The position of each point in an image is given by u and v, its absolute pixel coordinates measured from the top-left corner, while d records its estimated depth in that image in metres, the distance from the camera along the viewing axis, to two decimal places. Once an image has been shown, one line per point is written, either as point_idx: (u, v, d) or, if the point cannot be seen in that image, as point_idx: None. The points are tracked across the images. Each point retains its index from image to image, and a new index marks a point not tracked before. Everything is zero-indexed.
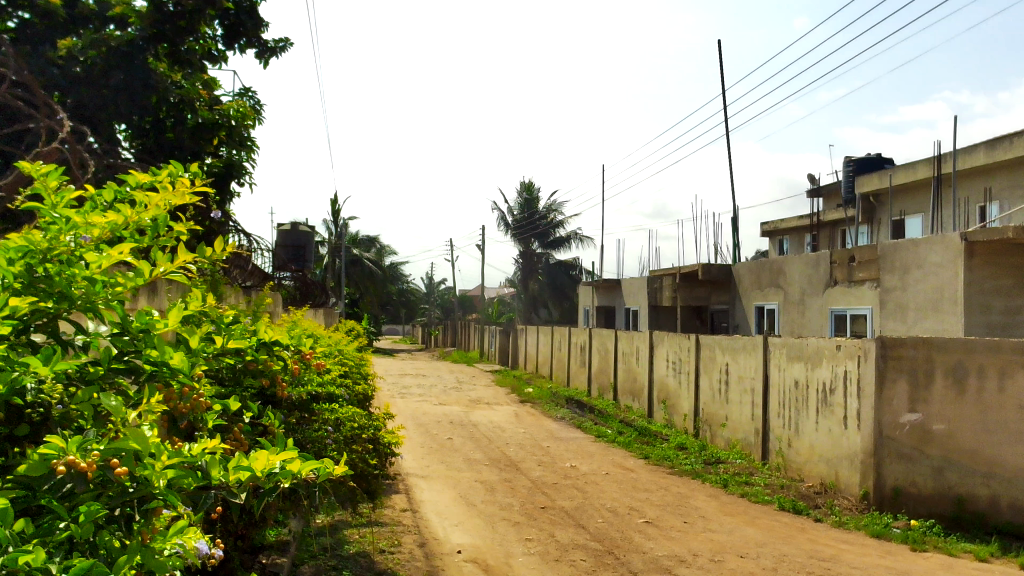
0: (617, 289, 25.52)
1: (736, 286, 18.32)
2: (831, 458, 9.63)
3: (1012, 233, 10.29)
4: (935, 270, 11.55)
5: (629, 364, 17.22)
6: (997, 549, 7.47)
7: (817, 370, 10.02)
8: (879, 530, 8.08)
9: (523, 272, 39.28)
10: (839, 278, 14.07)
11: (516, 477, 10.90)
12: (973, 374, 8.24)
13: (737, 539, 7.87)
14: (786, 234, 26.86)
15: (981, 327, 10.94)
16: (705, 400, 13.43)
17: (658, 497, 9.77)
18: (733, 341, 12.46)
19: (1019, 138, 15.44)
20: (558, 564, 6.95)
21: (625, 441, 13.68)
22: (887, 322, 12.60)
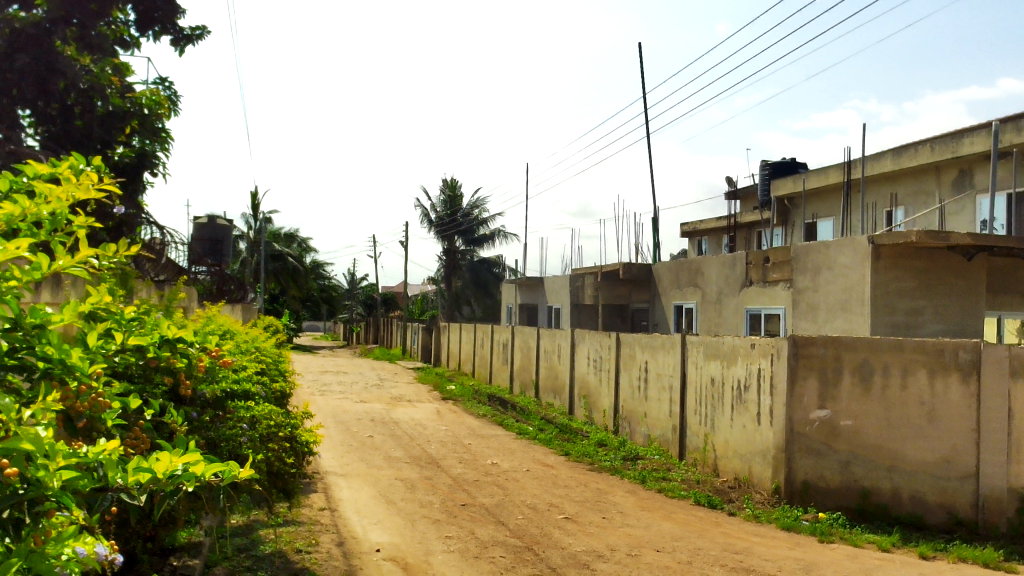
0: (540, 287, 25.71)
1: (656, 285, 18.67)
2: (745, 453, 9.89)
3: (915, 238, 10.75)
4: (843, 271, 11.98)
5: (551, 362, 17.36)
6: (898, 539, 7.85)
7: (732, 368, 10.29)
8: (789, 523, 8.36)
9: (446, 270, 39.10)
10: (755, 278, 14.47)
11: (437, 474, 10.88)
12: (878, 371, 8.59)
13: (653, 534, 8.02)
14: (705, 234, 27.43)
15: (886, 327, 11.42)
16: (625, 397, 13.65)
17: (577, 493, 9.87)
18: (653, 339, 12.69)
19: (922, 146, 16.12)
20: (477, 561, 6.96)
21: (546, 438, 13.76)
22: (799, 322, 13.01)
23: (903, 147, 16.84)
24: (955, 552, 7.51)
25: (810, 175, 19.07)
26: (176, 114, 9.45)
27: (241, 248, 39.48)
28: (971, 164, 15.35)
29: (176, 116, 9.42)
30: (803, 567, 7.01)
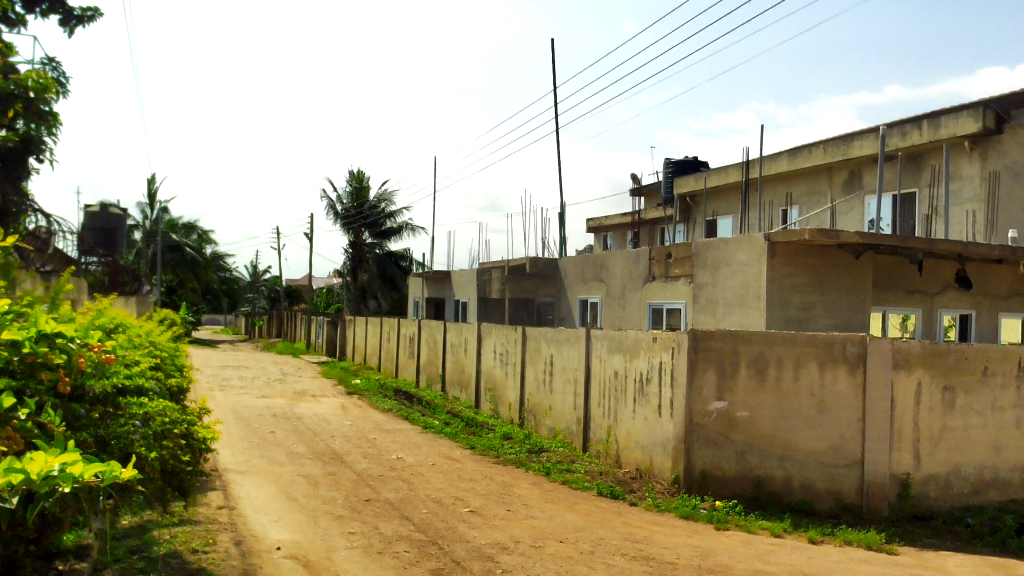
0: (447, 280, 25.64)
1: (562, 280, 18.90)
2: (646, 445, 10.12)
3: (807, 236, 11.17)
4: (741, 268, 12.38)
5: (458, 356, 17.35)
6: (789, 525, 8.19)
7: (635, 361, 10.50)
8: (687, 511, 8.60)
9: (353, 263, 38.60)
10: (657, 274, 14.81)
11: (341, 470, 10.74)
12: (772, 364, 8.92)
13: (557, 525, 8.13)
14: (610, 230, 27.89)
15: (780, 322, 11.86)
16: (530, 390, 13.78)
17: (482, 486, 9.91)
18: (559, 333, 12.85)
19: (815, 148, 16.79)
20: (381, 557, 6.90)
21: (452, 431, 13.75)
22: (699, 316, 13.39)
23: (798, 148, 17.50)
24: (841, 536, 7.90)
25: (711, 174, 19.62)
26: (64, 97, 9.01)
27: (135, 238, 37.98)
28: (860, 166, 16.09)
29: (64, 99, 8.99)
30: (700, 554, 7.23)
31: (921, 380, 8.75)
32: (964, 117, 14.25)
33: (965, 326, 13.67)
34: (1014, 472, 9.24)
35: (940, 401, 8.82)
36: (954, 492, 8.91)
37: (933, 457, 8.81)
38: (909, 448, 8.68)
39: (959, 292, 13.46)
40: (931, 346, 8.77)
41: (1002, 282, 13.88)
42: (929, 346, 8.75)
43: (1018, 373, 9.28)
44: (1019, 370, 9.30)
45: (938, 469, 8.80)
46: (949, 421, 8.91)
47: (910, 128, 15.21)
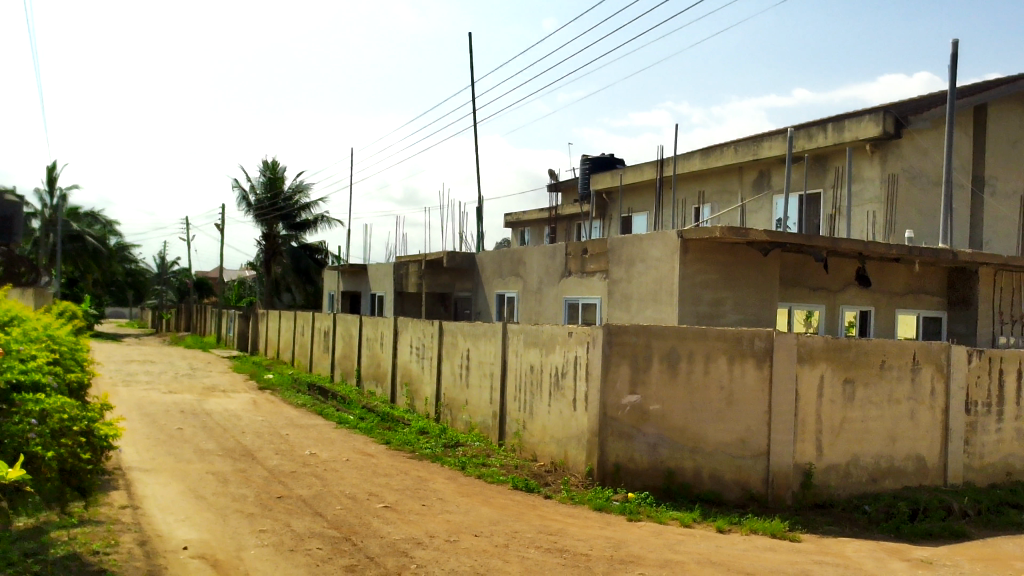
0: (363, 274, 25.35)
1: (479, 275, 18.91)
2: (560, 438, 10.23)
3: (718, 234, 11.43)
4: (655, 264, 12.61)
5: (373, 351, 17.18)
6: (698, 515, 8.41)
7: (550, 355, 10.60)
8: (601, 503, 8.73)
9: (266, 255, 37.77)
10: (573, 269, 14.97)
11: (251, 466, 10.50)
12: (684, 358, 9.12)
13: (472, 519, 8.14)
14: (528, 225, 28.08)
15: (692, 317, 12.14)
16: (446, 385, 13.75)
17: (397, 481, 9.85)
18: (475, 327, 12.87)
19: (726, 149, 17.22)
20: (293, 554, 6.78)
21: (367, 427, 13.60)
22: (614, 311, 13.59)
23: (710, 147, 17.91)
24: (747, 525, 8.16)
25: (626, 171, 19.91)
26: None
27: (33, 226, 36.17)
28: (769, 166, 16.58)
29: None
30: (612, 545, 7.36)
31: (823, 373, 9.11)
32: (865, 121, 14.80)
33: (864, 323, 14.23)
34: (909, 461, 9.70)
35: (841, 394, 9.19)
36: (853, 481, 9.30)
37: (834, 448, 9.18)
38: (812, 439, 9.01)
39: (860, 289, 14.03)
40: (833, 341, 9.13)
41: (898, 280, 14.54)
42: (831, 340, 9.11)
43: (913, 366, 9.74)
44: (913, 364, 9.76)
45: (839, 460, 9.17)
46: (849, 412, 9.28)
47: (815, 130, 15.71)
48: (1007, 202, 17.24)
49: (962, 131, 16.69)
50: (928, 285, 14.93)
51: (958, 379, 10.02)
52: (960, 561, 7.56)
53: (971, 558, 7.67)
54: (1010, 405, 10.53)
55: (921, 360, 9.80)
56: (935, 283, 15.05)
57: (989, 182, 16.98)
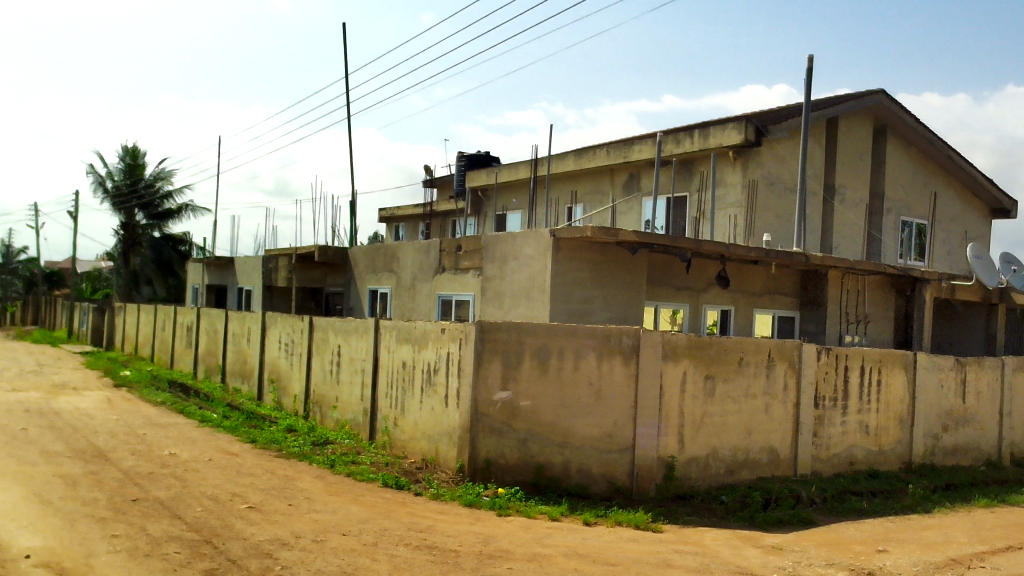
0: (230, 266, 24.48)
1: (351, 269, 18.63)
2: (431, 434, 10.19)
3: (589, 234, 11.68)
4: (528, 262, 12.76)
5: (239, 346, 16.64)
6: (566, 509, 8.58)
7: (423, 352, 10.55)
8: (471, 499, 8.76)
9: (124, 245, 35.92)
10: (447, 265, 14.96)
11: (104, 468, 9.94)
12: (554, 355, 9.28)
13: (340, 518, 8.00)
14: (402, 221, 27.90)
15: (562, 315, 12.36)
16: (316, 381, 13.47)
17: (262, 481, 9.56)
18: (347, 323, 12.66)
19: (599, 150, 17.61)
20: (148, 560, 6.47)
21: (231, 425, 13.14)
22: (487, 308, 13.69)
23: (583, 148, 18.25)
24: (613, 517, 8.39)
25: (502, 169, 20.08)
26: None
27: None
28: (638, 169, 17.07)
29: None
30: (481, 541, 7.40)
31: (686, 369, 9.49)
32: (729, 129, 15.46)
33: (725, 322, 14.87)
34: (763, 453, 10.22)
35: (702, 389, 9.59)
36: (712, 472, 9.72)
37: (694, 441, 9.56)
38: (675, 433, 9.36)
39: (721, 289, 14.67)
40: (695, 338, 9.52)
41: (756, 281, 15.28)
42: (693, 338, 9.50)
43: (768, 362, 10.28)
44: (768, 361, 10.30)
45: (699, 452, 9.56)
46: (709, 407, 9.70)
47: (682, 136, 16.29)
48: (853, 210, 18.43)
49: (815, 141, 17.69)
50: (783, 286, 15.77)
51: (808, 375, 10.64)
52: (808, 546, 8.04)
53: (817, 543, 8.17)
54: (854, 399, 11.26)
55: (775, 356, 10.36)
56: (790, 284, 15.92)
57: (838, 191, 18.09)
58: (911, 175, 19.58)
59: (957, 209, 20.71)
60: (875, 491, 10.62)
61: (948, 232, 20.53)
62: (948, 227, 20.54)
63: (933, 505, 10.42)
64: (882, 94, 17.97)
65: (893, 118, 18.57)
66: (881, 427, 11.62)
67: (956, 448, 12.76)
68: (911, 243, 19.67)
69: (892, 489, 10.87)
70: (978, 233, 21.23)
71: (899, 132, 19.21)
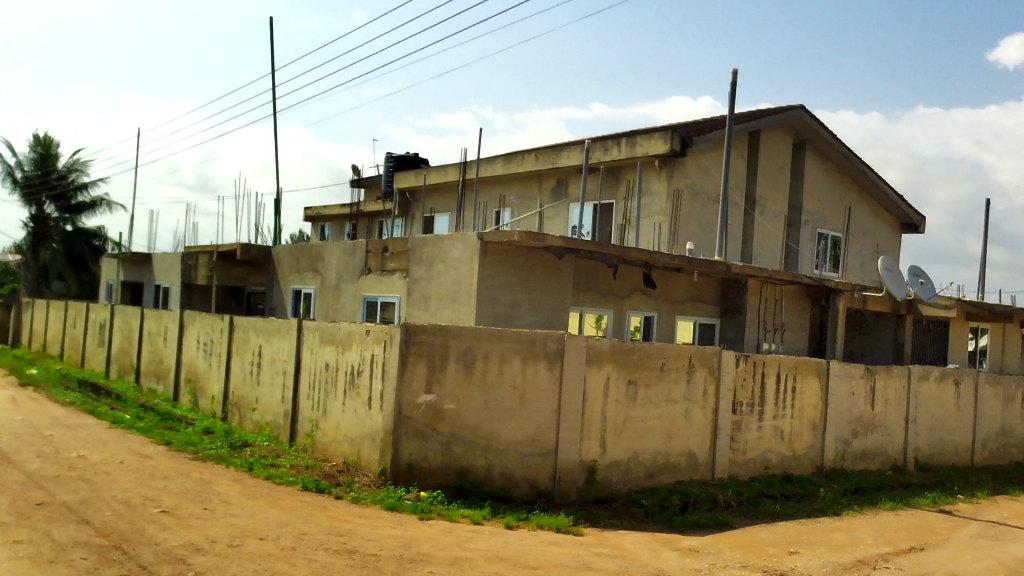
0: (146, 263, 23.73)
1: (274, 269, 18.29)
2: (353, 437, 10.06)
3: (516, 238, 11.73)
4: (455, 264, 12.73)
5: (155, 345, 16.14)
6: (488, 512, 8.58)
7: (347, 354, 10.42)
8: (393, 503, 8.68)
9: (34, 238, 34.44)
10: (373, 267, 14.81)
11: (6, 471, 9.50)
12: (480, 359, 9.26)
13: (257, 522, 7.83)
14: (328, 220, 27.53)
15: (488, 318, 12.36)
16: (235, 383, 13.17)
17: (176, 484, 9.28)
18: (269, 324, 12.41)
19: (528, 155, 17.69)
20: (52, 566, 6.21)
21: (144, 426, 12.72)
22: (413, 310, 13.61)
23: (512, 153, 18.31)
24: (534, 521, 8.43)
25: (431, 171, 20.00)
26: None
27: None
28: (566, 175, 17.22)
29: None
30: (402, 545, 7.34)
31: (609, 374, 9.62)
32: (655, 138, 15.72)
33: (648, 328, 15.11)
34: (682, 457, 10.41)
35: (624, 394, 9.73)
36: (632, 476, 9.86)
37: (616, 445, 9.69)
38: (596, 437, 9.48)
39: (644, 295, 14.90)
40: (618, 344, 9.67)
41: (679, 288, 15.58)
42: (617, 344, 9.65)
43: (688, 369, 10.49)
44: (689, 367, 10.51)
45: (620, 456, 9.69)
46: (631, 412, 9.84)
47: (610, 144, 16.51)
48: (773, 221, 18.97)
49: (738, 154, 18.15)
50: (704, 293, 16.11)
51: (726, 381, 10.89)
52: (723, 548, 8.23)
53: (732, 546, 8.37)
54: (769, 405, 11.57)
55: (696, 363, 10.57)
56: (710, 292, 16.27)
57: (759, 203, 18.60)
58: (827, 189, 20.26)
59: (869, 223, 21.53)
60: (788, 494, 10.94)
61: (861, 245, 21.32)
62: (861, 240, 21.33)
63: (842, 508, 10.79)
64: (802, 110, 18.54)
65: (812, 133, 19.19)
66: (795, 432, 11.97)
67: (865, 453, 13.24)
68: (826, 255, 20.35)
69: (804, 492, 11.22)
70: (889, 247, 22.09)
71: (817, 148, 19.86)
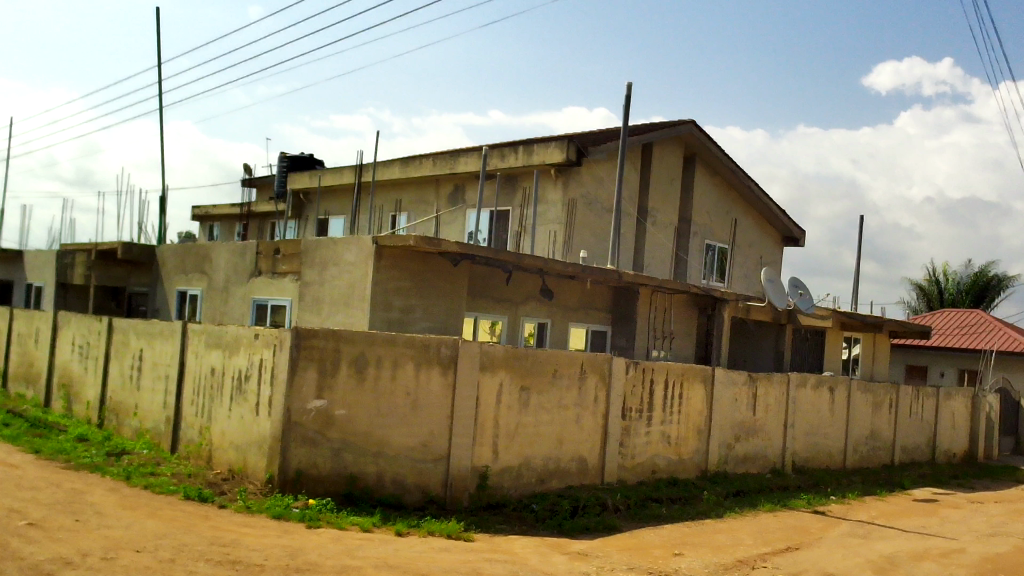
0: (18, 261, 22.38)
1: (158, 269, 17.59)
2: (239, 444, 9.75)
3: (412, 243, 11.66)
4: (349, 268, 12.56)
5: (25, 348, 15.24)
6: (379, 519, 8.48)
7: (234, 358, 10.11)
8: (280, 511, 8.45)
9: None
10: (264, 269, 14.44)
11: None
12: (372, 364, 9.13)
13: (133, 533, 7.50)
14: (217, 220, 26.67)
15: (382, 323, 12.24)
16: (113, 388, 12.58)
17: (46, 495, 8.77)
18: (151, 326, 11.93)
19: (425, 160, 17.63)
20: None
21: (11, 433, 11.98)
22: (304, 314, 13.33)
23: (410, 157, 18.20)
24: (425, 527, 8.38)
25: (326, 173, 19.66)
26: None
27: None
28: (463, 181, 17.24)
29: None
30: (288, 554, 7.16)
31: (502, 380, 9.72)
32: (551, 147, 15.92)
33: (542, 334, 15.26)
34: (573, 462, 10.57)
35: (517, 400, 9.84)
36: (523, 481, 9.94)
37: (507, 451, 9.76)
38: (489, 442, 9.54)
39: (539, 302, 15.05)
40: (511, 351, 9.78)
41: (573, 296, 15.83)
42: (510, 350, 9.76)
43: (580, 375, 10.67)
44: (581, 373, 10.69)
45: (512, 462, 9.78)
46: (523, 418, 9.94)
47: (507, 151, 16.64)
48: (663, 232, 19.51)
49: (631, 165, 18.60)
50: (597, 302, 16.41)
51: (617, 387, 11.12)
52: (611, 552, 8.39)
53: (620, 549, 8.55)
54: (657, 411, 11.88)
55: (587, 370, 10.76)
56: (603, 300, 16.57)
57: (651, 214, 19.09)
58: (715, 203, 20.99)
59: (753, 236, 22.44)
60: (674, 498, 11.24)
61: (745, 257, 22.18)
62: (745, 252, 22.19)
63: (724, 510, 11.19)
64: (693, 125, 19.17)
65: (701, 147, 19.83)
66: (680, 438, 12.31)
67: (746, 457, 13.76)
68: (713, 266, 21.09)
69: (689, 495, 11.57)
70: (771, 259, 23.07)
71: (706, 162, 20.55)
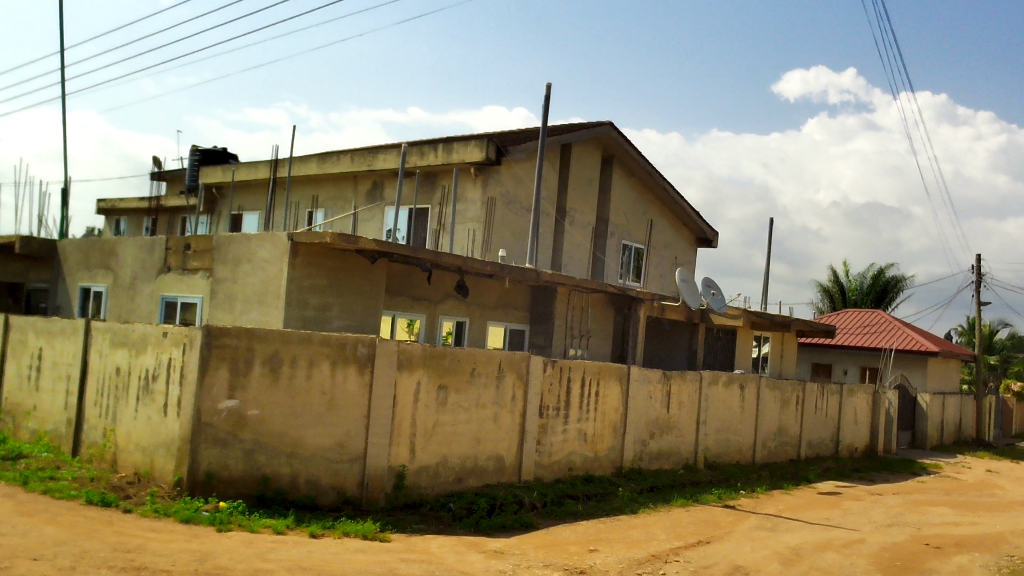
0: None
1: (60, 265, 16.84)
2: (146, 446, 9.42)
3: (328, 240, 11.47)
4: (263, 265, 12.28)
5: None
6: (292, 522, 8.30)
7: (141, 357, 9.76)
8: (188, 514, 8.20)
9: None
10: (173, 265, 13.99)
11: None
12: (287, 363, 8.93)
13: (30, 541, 7.16)
14: (125, 214, 25.70)
15: (297, 321, 12.00)
16: (9, 389, 12.00)
17: None
18: (51, 324, 11.42)
19: (343, 155, 17.38)
20: None
21: None
22: (216, 311, 12.98)
23: (327, 153, 17.89)
24: (340, 528, 8.27)
25: (240, 167, 19.18)
26: None
27: None
28: (381, 178, 17.07)
29: None
30: (197, 559, 6.95)
31: (420, 379, 9.66)
32: (471, 146, 15.91)
33: (460, 332, 15.24)
34: (490, 460, 10.59)
35: (434, 400, 9.79)
36: (440, 480, 9.90)
37: (424, 450, 9.71)
38: (405, 442, 9.47)
39: (457, 301, 15.02)
40: (429, 350, 9.73)
41: (491, 294, 15.86)
42: (428, 349, 9.71)
43: (498, 374, 10.69)
44: (499, 372, 10.71)
45: (429, 461, 9.73)
46: (440, 416, 9.90)
47: (426, 148, 16.57)
48: (581, 232, 19.72)
49: (550, 165, 18.73)
50: (516, 301, 16.48)
51: (534, 386, 11.19)
52: (527, 549, 8.44)
53: (537, 546, 8.61)
54: (574, 409, 12.01)
55: (505, 369, 10.79)
56: (521, 299, 16.63)
57: (569, 213, 19.26)
58: (631, 204, 21.33)
59: (669, 237, 22.89)
60: (589, 495, 11.37)
61: (660, 257, 22.61)
62: (661, 253, 22.62)
63: (638, 506, 11.40)
64: (610, 127, 19.43)
65: (619, 149, 20.12)
66: (596, 435, 12.47)
67: (659, 453, 14.03)
68: (630, 265, 21.43)
69: (604, 491, 11.73)
70: (685, 259, 23.58)
71: (623, 163, 20.86)
